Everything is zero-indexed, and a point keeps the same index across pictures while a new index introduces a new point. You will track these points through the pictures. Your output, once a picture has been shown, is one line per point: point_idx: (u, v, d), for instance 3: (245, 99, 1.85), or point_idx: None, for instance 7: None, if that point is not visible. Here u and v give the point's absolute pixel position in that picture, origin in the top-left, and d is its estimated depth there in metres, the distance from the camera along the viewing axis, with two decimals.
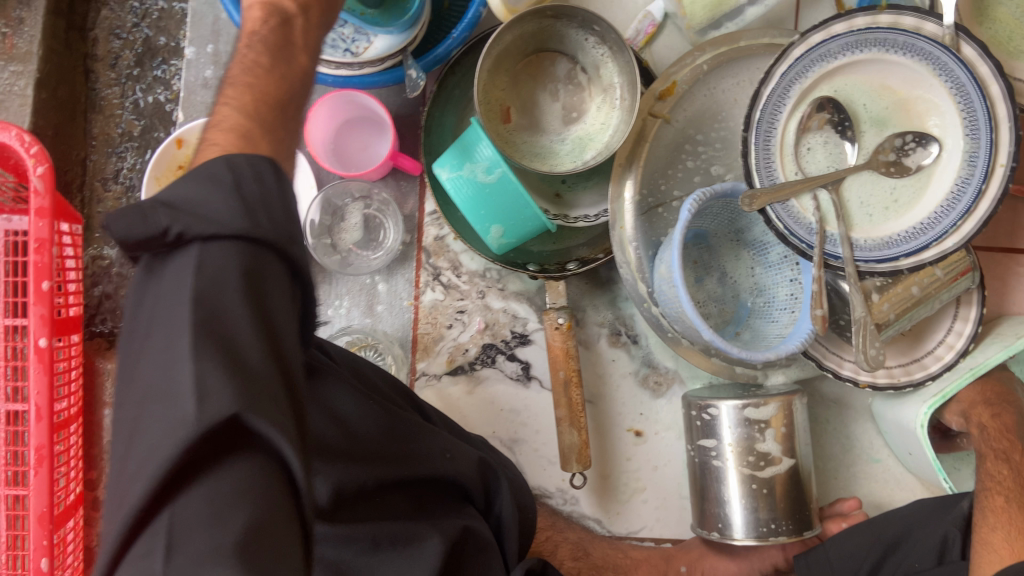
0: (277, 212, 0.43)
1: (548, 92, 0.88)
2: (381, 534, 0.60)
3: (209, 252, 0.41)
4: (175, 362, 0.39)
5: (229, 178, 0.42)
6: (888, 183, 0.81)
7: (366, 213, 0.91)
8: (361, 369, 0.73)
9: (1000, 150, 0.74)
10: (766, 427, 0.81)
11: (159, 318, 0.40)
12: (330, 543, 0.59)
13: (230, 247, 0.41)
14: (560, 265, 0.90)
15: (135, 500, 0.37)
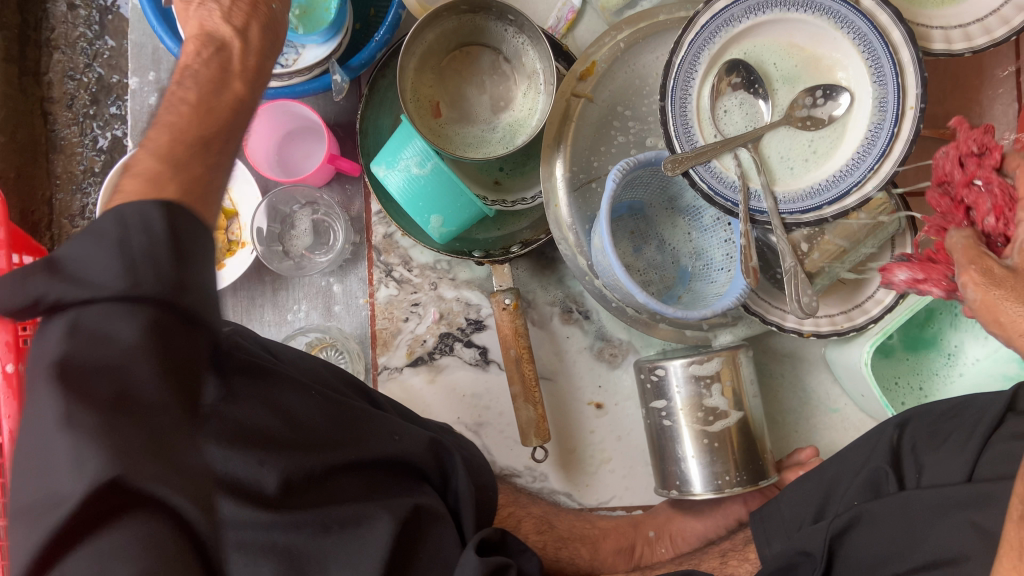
0: (158, 262, 0.40)
1: (474, 85, 0.91)
2: (330, 518, 0.62)
3: (100, 312, 0.39)
4: (52, 435, 0.37)
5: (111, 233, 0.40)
6: (806, 136, 0.83)
7: (314, 219, 0.95)
8: (307, 366, 0.73)
9: (908, 93, 0.78)
10: (712, 382, 0.83)
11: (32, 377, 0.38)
12: (282, 531, 0.59)
13: (137, 323, 0.39)
14: (504, 249, 0.93)
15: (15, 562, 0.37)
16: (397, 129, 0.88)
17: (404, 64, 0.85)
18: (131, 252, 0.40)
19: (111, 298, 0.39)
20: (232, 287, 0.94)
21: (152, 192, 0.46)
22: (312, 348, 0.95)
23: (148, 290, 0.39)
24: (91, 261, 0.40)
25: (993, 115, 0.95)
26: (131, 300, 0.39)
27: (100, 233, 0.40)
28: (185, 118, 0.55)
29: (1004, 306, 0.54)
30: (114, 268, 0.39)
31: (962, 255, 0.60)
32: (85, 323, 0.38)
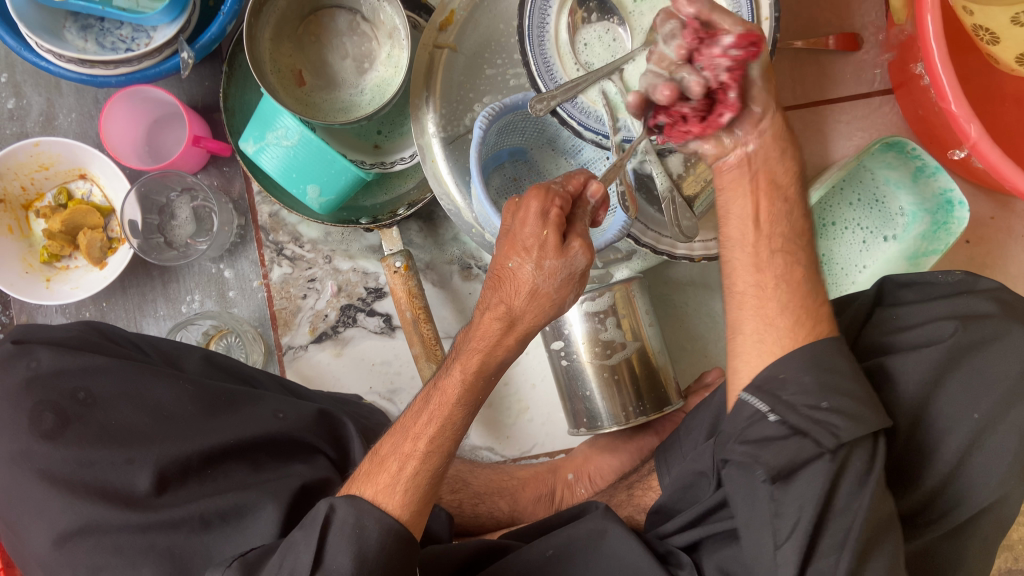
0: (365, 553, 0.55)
1: (336, 50, 0.89)
2: (209, 512, 0.62)
3: (340, 545, 0.55)
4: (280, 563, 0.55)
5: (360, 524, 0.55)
6: None
7: (194, 206, 0.93)
8: (175, 353, 0.75)
9: (761, 5, 0.77)
10: (607, 315, 0.83)
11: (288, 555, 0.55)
12: (158, 531, 0.60)
13: (377, 527, 0.56)
14: (392, 213, 0.92)
15: (77, 517, 0.60)
16: (260, 103, 0.86)
17: (255, 36, 0.84)
18: (397, 467, 0.59)
19: (365, 497, 0.58)
20: (120, 286, 0.94)
21: (388, 491, 0.58)
22: (211, 336, 0.94)
23: (394, 503, 0.58)
24: (364, 479, 0.59)
25: (865, 17, 0.95)
26: (381, 505, 0.57)
27: (388, 448, 0.61)
28: (476, 348, 0.59)
29: (496, 291, 0.58)
30: (383, 488, 0.58)
31: (526, 217, 0.57)
32: (338, 512, 0.56)
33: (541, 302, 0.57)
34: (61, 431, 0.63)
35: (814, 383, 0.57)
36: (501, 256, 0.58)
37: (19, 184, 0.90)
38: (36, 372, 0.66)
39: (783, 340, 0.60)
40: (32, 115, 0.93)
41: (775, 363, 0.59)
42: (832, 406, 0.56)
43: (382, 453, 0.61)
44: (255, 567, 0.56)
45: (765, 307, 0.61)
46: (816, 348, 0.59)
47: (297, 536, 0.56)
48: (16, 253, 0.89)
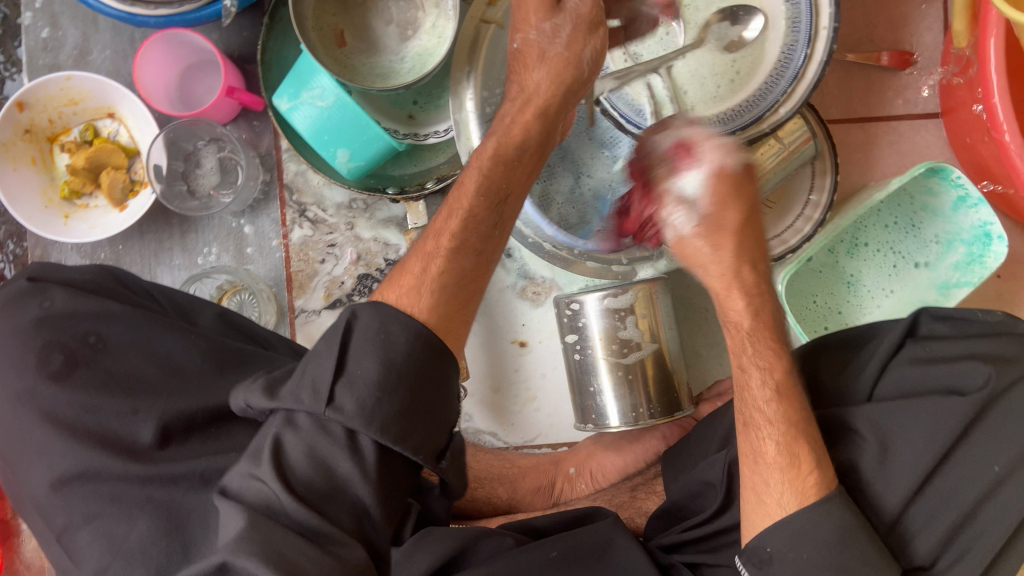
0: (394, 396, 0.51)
1: (381, 14, 0.87)
2: (208, 470, 0.60)
3: (365, 353, 0.52)
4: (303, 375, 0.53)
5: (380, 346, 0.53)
6: (728, 56, 0.80)
7: (220, 156, 0.90)
8: (189, 307, 0.73)
9: (823, 12, 0.74)
10: (627, 314, 0.82)
11: (311, 360, 0.54)
12: (156, 485, 0.59)
13: (403, 333, 0.54)
14: (420, 185, 0.91)
15: (77, 462, 0.59)
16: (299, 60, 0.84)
17: None
18: (420, 271, 0.59)
19: (397, 312, 0.56)
20: (139, 230, 0.92)
21: (417, 299, 0.57)
22: (224, 291, 0.92)
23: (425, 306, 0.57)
24: (405, 308, 0.57)
25: (921, 37, 0.92)
26: (406, 311, 0.56)
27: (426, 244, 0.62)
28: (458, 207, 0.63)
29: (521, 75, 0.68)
30: (410, 294, 0.57)
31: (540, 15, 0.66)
32: (361, 321, 0.54)
33: (558, 65, 0.66)
34: (69, 373, 0.63)
35: (795, 561, 0.58)
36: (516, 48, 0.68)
37: (46, 116, 0.88)
38: (49, 311, 0.65)
39: (783, 502, 0.59)
40: (66, 47, 0.91)
41: (762, 535, 0.59)
42: (805, 560, 0.57)
43: (405, 265, 0.62)
44: (275, 389, 0.55)
45: (753, 478, 0.61)
46: (803, 523, 0.57)
47: (319, 348, 0.54)
48: (37, 186, 0.88)
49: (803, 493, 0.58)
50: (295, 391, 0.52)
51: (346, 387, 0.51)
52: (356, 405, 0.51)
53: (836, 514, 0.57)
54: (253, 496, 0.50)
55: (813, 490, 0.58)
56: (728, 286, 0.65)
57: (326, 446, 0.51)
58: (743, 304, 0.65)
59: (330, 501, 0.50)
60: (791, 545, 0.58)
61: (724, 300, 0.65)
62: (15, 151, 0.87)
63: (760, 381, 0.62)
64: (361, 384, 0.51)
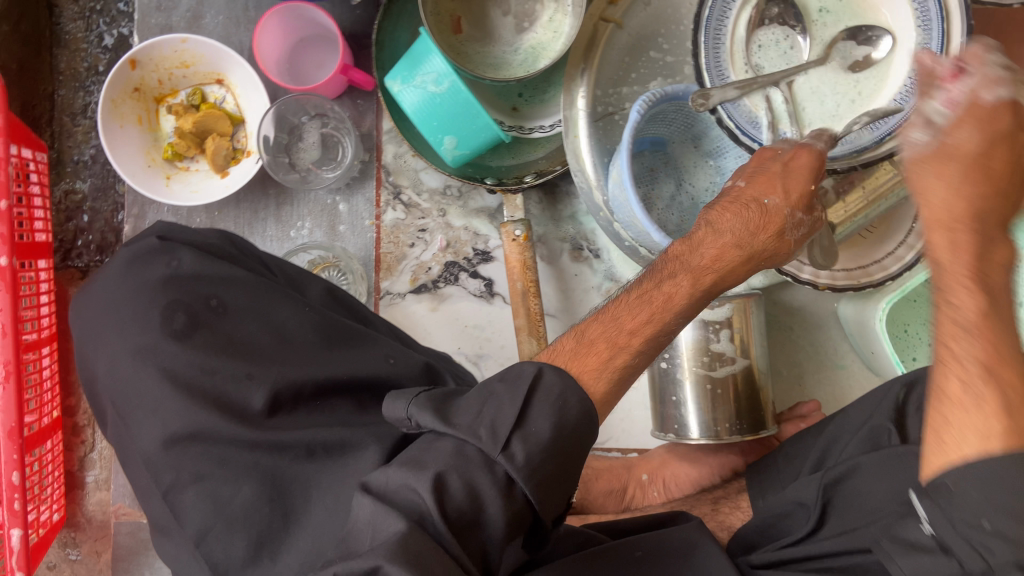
0: (555, 428, 0.49)
1: (499, 4, 0.87)
2: (316, 443, 0.60)
3: (543, 409, 0.49)
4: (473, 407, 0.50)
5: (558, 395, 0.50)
6: (850, 75, 0.75)
7: (323, 132, 0.91)
8: (299, 279, 0.74)
9: (952, 40, 0.69)
10: (721, 328, 0.82)
11: (487, 400, 0.50)
12: (263, 451, 0.59)
13: (577, 407, 0.50)
14: (518, 178, 0.90)
15: (192, 421, 0.59)
16: (414, 43, 0.84)
17: None
18: (608, 354, 0.54)
19: (568, 371, 0.53)
20: (235, 198, 0.93)
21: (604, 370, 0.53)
22: (314, 266, 0.93)
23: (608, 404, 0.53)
24: (569, 353, 0.54)
25: None
26: (581, 382, 0.52)
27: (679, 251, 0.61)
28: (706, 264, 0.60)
29: None
30: (590, 368, 0.53)
31: None
32: (544, 378, 0.50)
33: None
34: (188, 334, 0.63)
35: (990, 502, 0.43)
36: None
37: (156, 77, 0.89)
38: (175, 272, 0.66)
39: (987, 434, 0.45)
40: (179, 9, 0.91)
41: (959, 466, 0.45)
42: (994, 526, 0.43)
43: (583, 331, 0.56)
44: (444, 406, 0.51)
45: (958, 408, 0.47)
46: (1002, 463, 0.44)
47: (496, 387, 0.50)
48: (140, 145, 0.89)
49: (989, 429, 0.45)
50: (472, 423, 0.48)
51: (520, 438, 0.47)
52: (524, 453, 0.47)
53: None
54: (401, 496, 0.47)
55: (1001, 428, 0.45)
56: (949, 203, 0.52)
57: (480, 468, 0.47)
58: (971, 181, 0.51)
59: (474, 519, 0.46)
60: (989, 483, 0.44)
61: (924, 179, 0.53)
62: (123, 109, 0.88)
63: (957, 299, 0.51)
64: (535, 437, 0.48)
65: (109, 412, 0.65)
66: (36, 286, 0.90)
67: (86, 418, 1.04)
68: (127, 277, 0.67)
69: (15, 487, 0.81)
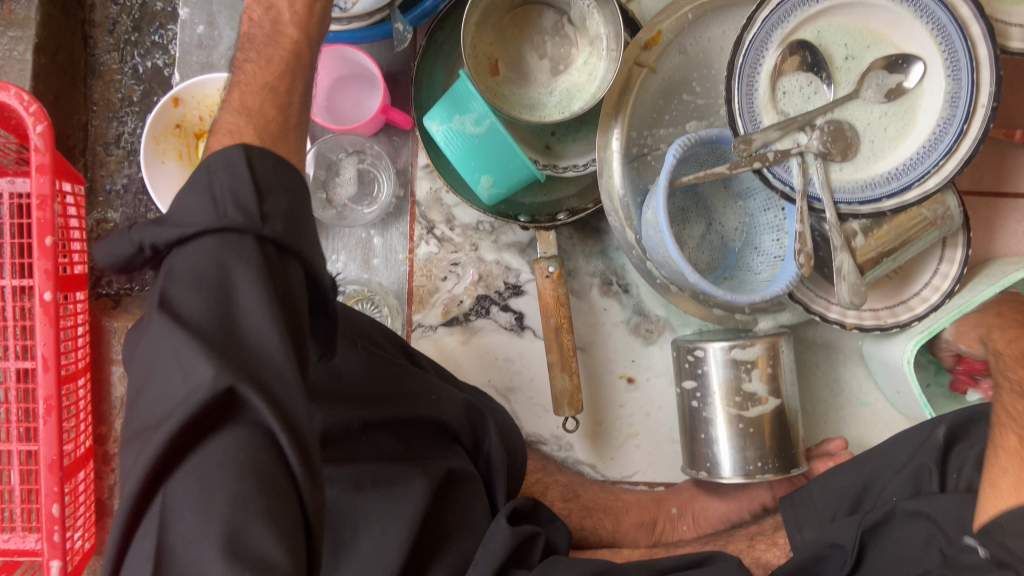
0: (246, 198, 0.44)
1: (535, 47, 0.89)
2: (363, 476, 0.64)
3: (229, 177, 0.45)
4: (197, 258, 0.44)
5: (205, 189, 0.45)
6: (880, 109, 0.80)
7: (360, 168, 0.93)
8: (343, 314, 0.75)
9: (981, 90, 0.75)
10: (752, 367, 0.83)
11: (201, 267, 0.43)
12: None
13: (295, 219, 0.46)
14: (550, 216, 0.92)
15: None
16: (453, 85, 0.86)
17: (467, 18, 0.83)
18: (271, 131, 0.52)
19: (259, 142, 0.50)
20: None
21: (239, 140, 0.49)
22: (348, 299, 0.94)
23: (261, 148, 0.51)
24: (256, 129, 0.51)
25: None
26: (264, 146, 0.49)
27: (229, 109, 0.53)
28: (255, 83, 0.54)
29: None
30: (257, 136, 0.50)
31: None
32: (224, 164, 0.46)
33: None
34: None
35: None
36: None
37: (198, 114, 0.91)
38: None
39: None
40: (220, 47, 0.93)
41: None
42: None
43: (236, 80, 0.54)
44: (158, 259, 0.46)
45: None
46: None
47: (210, 246, 0.44)
48: (182, 180, 0.91)
49: None
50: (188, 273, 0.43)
51: (258, 202, 0.45)
52: (283, 221, 0.45)
53: None
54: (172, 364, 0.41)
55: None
56: None
57: (238, 292, 0.43)
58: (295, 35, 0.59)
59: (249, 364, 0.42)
60: None
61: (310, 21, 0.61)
62: (165, 144, 0.90)
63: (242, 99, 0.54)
64: (274, 209, 0.45)
65: None
66: (74, 317, 0.92)
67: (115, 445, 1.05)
68: None
69: (56, 520, 0.82)
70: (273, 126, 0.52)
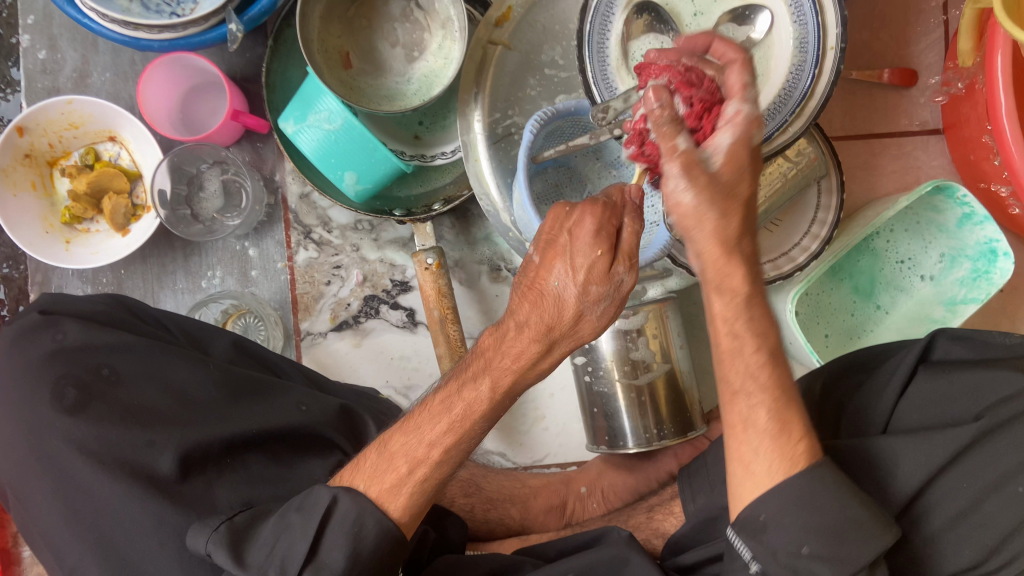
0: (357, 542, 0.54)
1: (386, 36, 0.87)
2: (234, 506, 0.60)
3: (336, 539, 0.54)
4: (289, 534, 0.54)
5: (314, 511, 0.54)
6: None
7: (224, 179, 0.90)
8: (199, 334, 0.72)
9: (829, 32, 0.74)
10: (638, 335, 0.82)
11: (281, 532, 0.54)
12: (172, 519, 0.57)
13: (375, 529, 0.54)
14: (427, 208, 0.91)
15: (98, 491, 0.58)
16: (304, 83, 0.83)
17: (307, 11, 0.81)
18: (406, 468, 0.56)
19: (369, 495, 0.56)
20: (141, 254, 0.91)
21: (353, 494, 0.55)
22: (229, 315, 0.91)
23: (397, 504, 0.56)
24: (371, 473, 0.57)
25: (923, 54, 0.93)
26: (382, 506, 0.56)
27: (399, 444, 0.57)
28: (425, 450, 0.57)
29: (534, 309, 0.53)
30: (388, 489, 0.56)
31: (580, 235, 0.52)
32: (339, 506, 0.54)
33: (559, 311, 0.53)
34: (83, 407, 0.61)
35: (794, 528, 0.53)
36: (543, 265, 0.54)
37: (46, 140, 0.87)
38: (62, 345, 0.64)
39: (771, 471, 0.54)
40: (65, 70, 0.89)
41: (755, 503, 0.54)
42: (811, 552, 0.53)
43: (393, 450, 0.57)
44: (245, 536, 0.55)
45: (740, 448, 0.55)
46: (796, 488, 0.53)
47: (292, 518, 0.54)
48: (37, 212, 0.87)
49: (791, 460, 0.54)
50: (267, 562, 0.53)
51: (313, 574, 0.53)
52: None
53: (828, 482, 0.54)
54: None
55: (802, 460, 0.54)
56: (721, 271, 0.53)
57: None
58: (743, 276, 0.54)
59: None
60: (791, 509, 0.53)
61: (722, 266, 0.53)
62: (15, 176, 0.85)
63: (429, 431, 0.57)
64: (327, 567, 0.53)
65: (8, 495, 0.63)
66: None
67: None
68: (15, 355, 0.65)
69: None
70: (398, 480, 0.56)
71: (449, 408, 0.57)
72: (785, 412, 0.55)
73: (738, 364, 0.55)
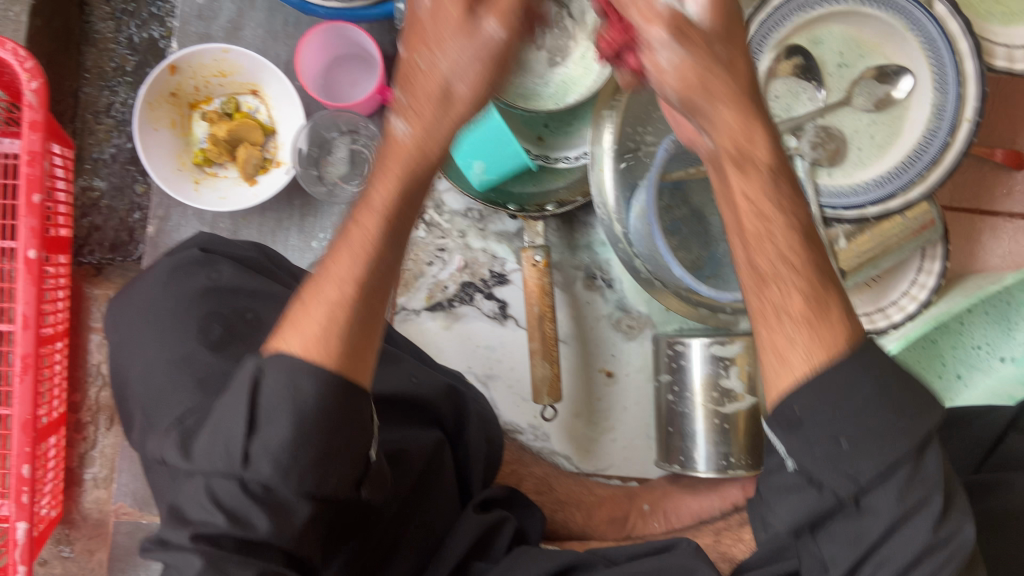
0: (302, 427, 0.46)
1: (534, 39, 0.90)
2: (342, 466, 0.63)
3: (276, 411, 0.46)
4: (236, 411, 0.47)
5: (279, 391, 0.46)
6: (866, 117, 0.81)
7: (352, 148, 0.93)
8: None
9: (966, 104, 0.76)
10: (730, 364, 0.84)
11: (221, 416, 0.47)
12: None
13: (314, 388, 0.46)
14: (540, 206, 0.92)
15: None
16: None
17: None
18: (328, 291, 0.50)
19: (295, 351, 0.47)
20: (260, 207, 0.95)
21: (318, 347, 0.48)
22: None
23: (340, 356, 0.48)
24: (290, 329, 0.49)
25: None
26: (314, 358, 0.47)
27: (311, 290, 0.50)
28: (340, 285, 0.50)
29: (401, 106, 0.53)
30: (317, 338, 0.48)
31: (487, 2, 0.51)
32: (264, 377, 0.47)
33: (435, 111, 0.53)
34: (223, 346, 0.64)
35: (830, 436, 0.46)
36: (411, 51, 0.53)
37: (193, 83, 0.90)
38: (215, 283, 0.68)
39: (812, 348, 0.47)
40: (220, 19, 0.93)
41: (788, 394, 0.47)
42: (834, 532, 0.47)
43: (313, 282, 0.51)
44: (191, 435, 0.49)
45: (772, 335, 0.48)
46: (836, 369, 0.46)
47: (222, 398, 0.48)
48: (173, 149, 0.90)
49: (829, 339, 0.47)
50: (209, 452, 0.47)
51: (259, 448, 0.45)
52: (271, 464, 0.45)
53: (870, 365, 0.46)
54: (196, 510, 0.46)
55: (840, 339, 0.47)
56: (740, 144, 0.50)
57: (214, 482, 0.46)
58: (766, 153, 0.51)
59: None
60: (831, 399, 0.45)
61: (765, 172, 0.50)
62: (159, 112, 0.89)
63: (364, 225, 0.52)
64: (273, 443, 0.45)
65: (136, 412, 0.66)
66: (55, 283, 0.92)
67: (89, 414, 1.04)
68: (167, 286, 0.68)
69: (25, 480, 0.81)
70: (348, 337, 0.48)
71: (366, 251, 0.51)
72: (823, 293, 0.48)
73: (772, 244, 0.49)
